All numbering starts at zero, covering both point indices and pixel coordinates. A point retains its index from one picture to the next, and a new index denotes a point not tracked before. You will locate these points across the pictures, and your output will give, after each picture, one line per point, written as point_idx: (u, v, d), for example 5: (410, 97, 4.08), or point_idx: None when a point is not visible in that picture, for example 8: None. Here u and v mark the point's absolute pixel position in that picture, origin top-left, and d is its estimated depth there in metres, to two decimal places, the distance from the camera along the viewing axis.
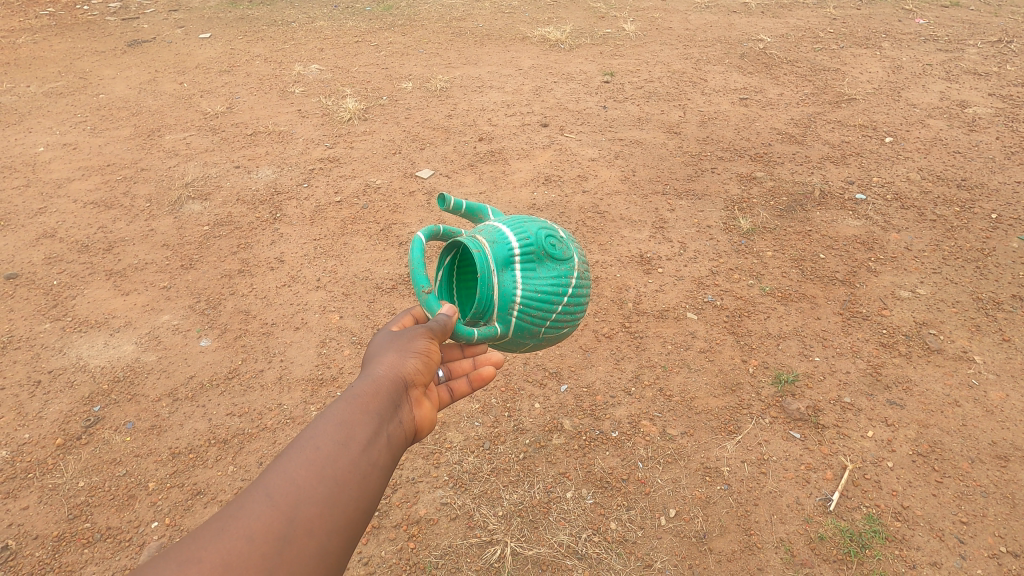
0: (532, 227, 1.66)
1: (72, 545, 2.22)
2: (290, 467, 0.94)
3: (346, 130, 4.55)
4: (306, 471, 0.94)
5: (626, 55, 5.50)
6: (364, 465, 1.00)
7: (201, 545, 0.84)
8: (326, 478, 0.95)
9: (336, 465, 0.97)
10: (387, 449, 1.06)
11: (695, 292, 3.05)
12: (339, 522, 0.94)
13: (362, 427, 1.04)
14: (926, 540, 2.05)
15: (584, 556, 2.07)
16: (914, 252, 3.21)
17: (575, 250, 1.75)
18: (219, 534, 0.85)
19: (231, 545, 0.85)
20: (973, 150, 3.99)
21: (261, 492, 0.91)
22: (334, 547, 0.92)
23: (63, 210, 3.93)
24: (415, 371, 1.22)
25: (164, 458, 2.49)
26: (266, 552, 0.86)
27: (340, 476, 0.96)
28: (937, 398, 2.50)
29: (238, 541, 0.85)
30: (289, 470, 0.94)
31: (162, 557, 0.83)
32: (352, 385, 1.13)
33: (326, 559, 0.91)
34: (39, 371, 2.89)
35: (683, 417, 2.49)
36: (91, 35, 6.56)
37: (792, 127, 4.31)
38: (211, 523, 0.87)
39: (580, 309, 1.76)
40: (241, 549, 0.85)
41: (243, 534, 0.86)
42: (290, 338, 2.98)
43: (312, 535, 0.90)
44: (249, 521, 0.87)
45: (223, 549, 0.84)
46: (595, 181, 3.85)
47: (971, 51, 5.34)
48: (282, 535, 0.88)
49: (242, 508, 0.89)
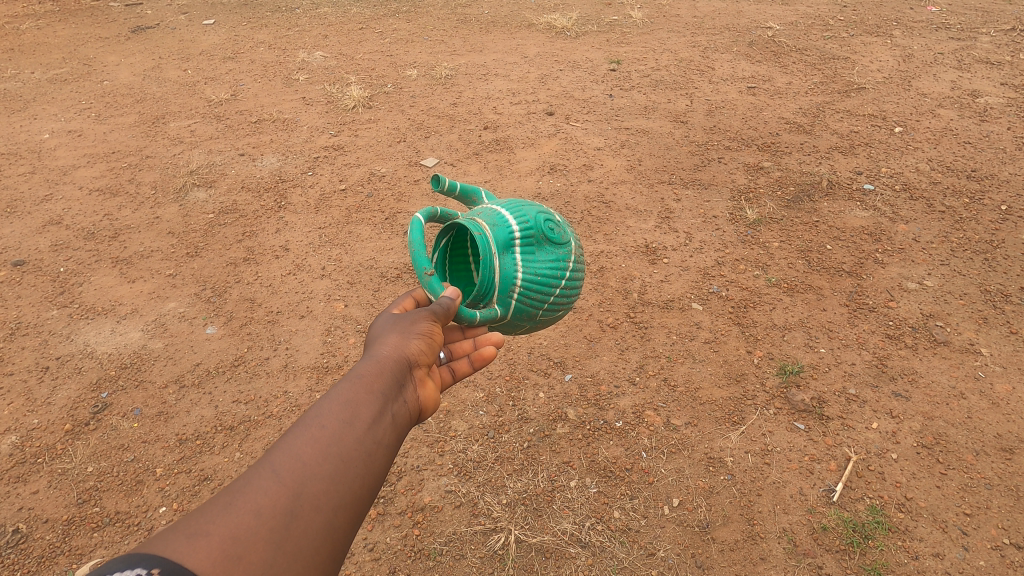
0: (532, 211, 1.65)
1: (81, 529, 2.24)
2: (295, 445, 0.95)
3: (351, 117, 4.54)
4: (312, 449, 0.95)
5: (633, 42, 5.46)
6: (369, 442, 1.01)
7: (208, 518, 0.83)
8: (332, 455, 0.96)
9: (341, 443, 0.97)
10: (392, 428, 1.07)
11: (700, 283, 3.04)
12: (345, 498, 0.94)
13: (368, 404, 1.05)
14: (929, 531, 2.06)
15: (588, 544, 2.08)
16: (922, 244, 3.19)
17: (572, 233, 1.76)
18: (227, 508, 0.85)
19: (240, 519, 0.85)
20: (984, 140, 3.95)
21: (267, 470, 0.91)
22: (341, 523, 0.92)
23: (69, 198, 3.93)
24: (419, 350, 1.23)
25: (171, 444, 2.51)
26: (273, 525, 0.86)
27: (345, 453, 0.97)
28: (943, 390, 2.49)
29: (246, 516, 0.85)
30: (296, 447, 0.94)
31: (172, 529, 0.82)
32: (357, 364, 1.14)
33: (332, 534, 0.91)
34: (48, 357, 2.91)
35: (688, 407, 2.49)
36: (94, 21, 6.53)
37: (800, 116, 4.27)
38: (218, 498, 0.87)
39: (576, 291, 1.76)
40: (249, 523, 0.85)
41: (251, 509, 0.86)
42: (296, 326, 2.99)
43: (319, 511, 0.91)
44: (256, 496, 0.87)
45: (231, 522, 0.84)
46: (601, 171, 3.83)
47: (983, 40, 5.27)
48: (289, 510, 0.88)
49: (249, 484, 0.89)
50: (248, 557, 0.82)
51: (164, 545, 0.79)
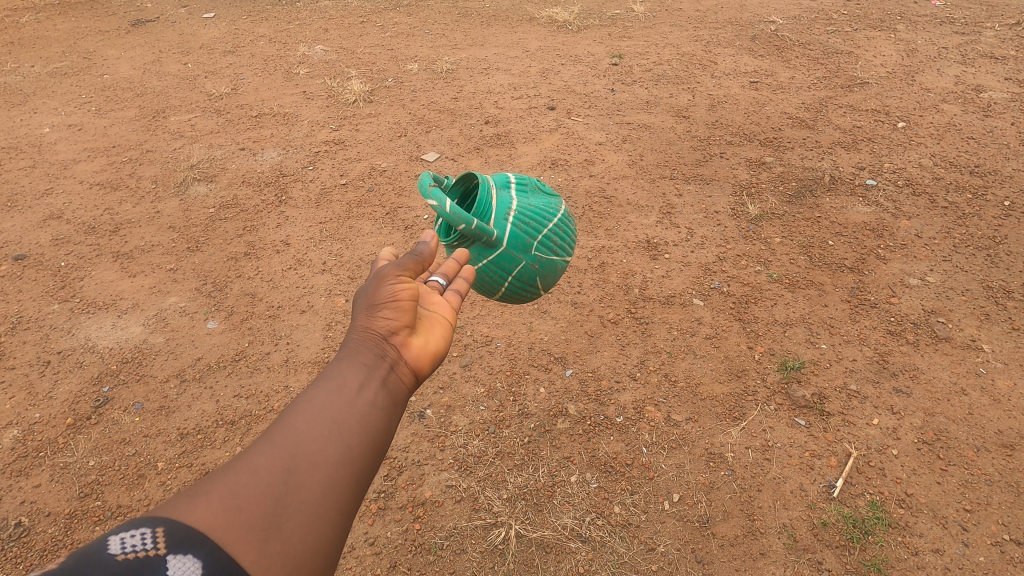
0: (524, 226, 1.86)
1: (84, 522, 2.25)
2: (289, 412, 0.97)
3: (352, 112, 4.52)
4: (305, 415, 0.97)
5: (635, 36, 5.43)
6: (362, 406, 1.02)
7: (208, 481, 0.86)
8: (325, 419, 0.98)
9: (334, 408, 1.00)
10: (385, 392, 1.08)
11: (702, 279, 3.04)
12: (343, 455, 0.95)
13: (358, 372, 1.07)
14: (929, 527, 2.06)
15: (587, 539, 2.08)
16: (924, 240, 3.18)
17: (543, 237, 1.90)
18: (225, 471, 0.88)
19: (237, 479, 0.87)
20: (988, 136, 3.93)
21: (262, 436, 0.94)
22: (342, 480, 0.94)
23: (70, 192, 3.93)
24: (408, 296, 1.22)
25: (173, 438, 2.51)
26: (272, 483, 0.88)
27: (338, 417, 0.99)
28: (944, 386, 2.49)
29: (244, 475, 0.87)
30: (289, 415, 0.97)
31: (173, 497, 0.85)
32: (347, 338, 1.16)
33: (334, 489, 0.92)
34: (49, 351, 2.91)
35: (689, 403, 2.49)
36: (94, 14, 6.51)
37: (803, 111, 4.25)
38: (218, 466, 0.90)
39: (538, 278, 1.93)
40: (247, 482, 0.87)
41: (248, 470, 0.88)
42: (297, 321, 2.99)
43: (317, 469, 0.92)
44: (252, 459, 0.90)
45: (229, 482, 0.86)
46: (602, 166, 3.82)
47: (988, 34, 5.23)
48: (286, 468, 0.90)
49: (245, 450, 0.91)
50: (249, 512, 0.84)
51: (165, 506, 0.82)
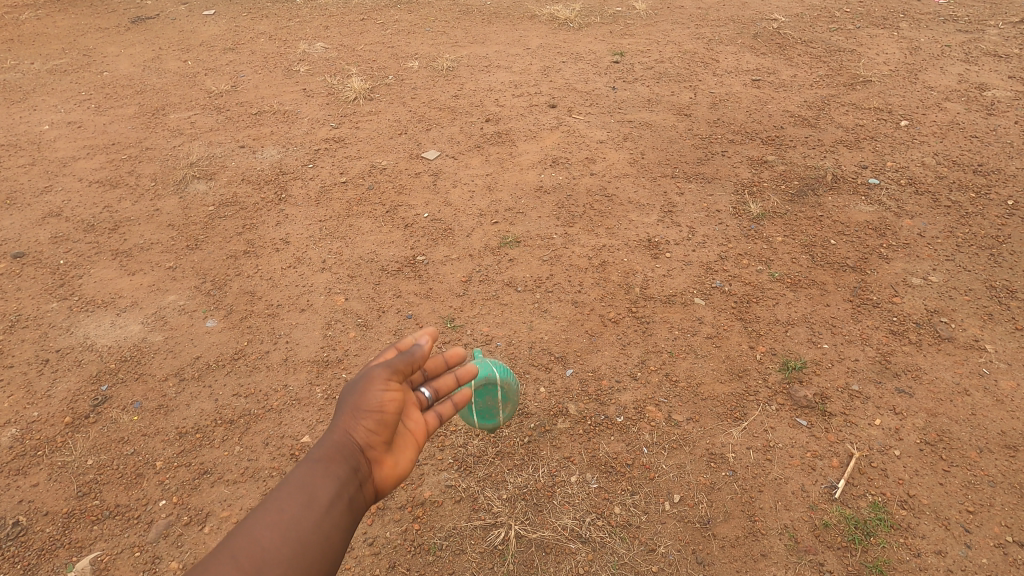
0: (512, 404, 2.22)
1: (81, 521, 2.23)
2: (256, 529, 1.08)
3: (352, 109, 4.51)
4: (270, 535, 1.07)
5: (636, 34, 5.41)
6: (324, 528, 1.12)
7: None
8: (289, 541, 1.08)
9: (298, 529, 1.10)
10: (347, 511, 1.17)
11: (703, 278, 3.02)
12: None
13: (324, 490, 1.16)
14: (931, 528, 2.04)
15: (588, 539, 2.07)
16: (927, 239, 3.16)
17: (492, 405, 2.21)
18: None
19: None
20: (991, 134, 3.90)
21: (227, 552, 1.03)
22: None
23: (69, 190, 3.91)
24: (392, 409, 1.29)
25: (172, 437, 2.50)
26: None
27: (301, 539, 1.09)
28: (947, 386, 2.47)
29: None
30: (255, 532, 1.07)
31: None
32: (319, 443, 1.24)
33: None
34: (47, 350, 2.90)
35: (690, 403, 2.47)
36: (94, 11, 6.49)
37: (805, 109, 4.24)
38: None
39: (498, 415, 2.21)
40: None
41: None
42: (296, 320, 2.98)
43: None
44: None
45: None
46: (603, 164, 3.80)
47: (991, 32, 5.21)
48: None
49: (211, 566, 1.01)
50: None
51: None
